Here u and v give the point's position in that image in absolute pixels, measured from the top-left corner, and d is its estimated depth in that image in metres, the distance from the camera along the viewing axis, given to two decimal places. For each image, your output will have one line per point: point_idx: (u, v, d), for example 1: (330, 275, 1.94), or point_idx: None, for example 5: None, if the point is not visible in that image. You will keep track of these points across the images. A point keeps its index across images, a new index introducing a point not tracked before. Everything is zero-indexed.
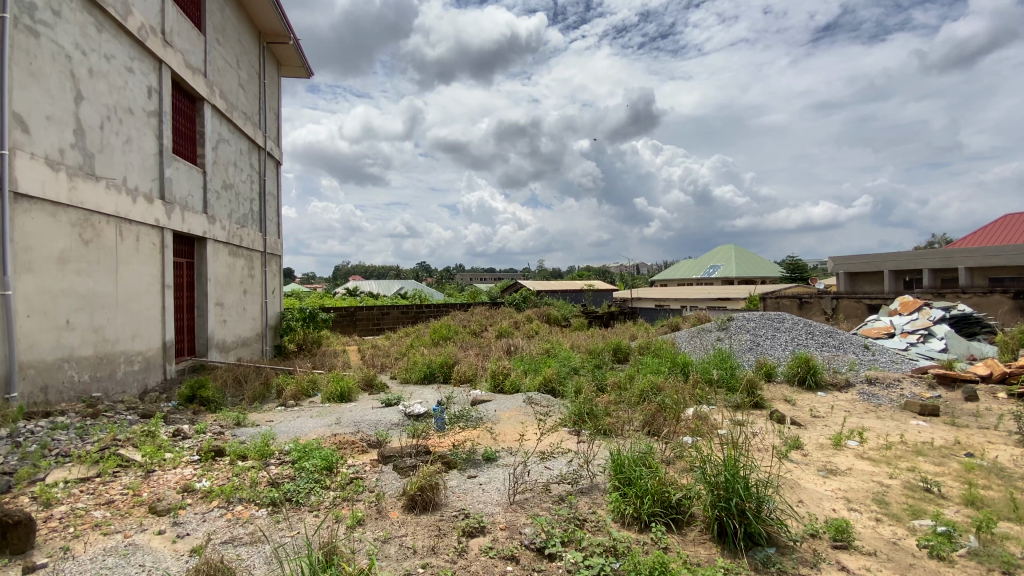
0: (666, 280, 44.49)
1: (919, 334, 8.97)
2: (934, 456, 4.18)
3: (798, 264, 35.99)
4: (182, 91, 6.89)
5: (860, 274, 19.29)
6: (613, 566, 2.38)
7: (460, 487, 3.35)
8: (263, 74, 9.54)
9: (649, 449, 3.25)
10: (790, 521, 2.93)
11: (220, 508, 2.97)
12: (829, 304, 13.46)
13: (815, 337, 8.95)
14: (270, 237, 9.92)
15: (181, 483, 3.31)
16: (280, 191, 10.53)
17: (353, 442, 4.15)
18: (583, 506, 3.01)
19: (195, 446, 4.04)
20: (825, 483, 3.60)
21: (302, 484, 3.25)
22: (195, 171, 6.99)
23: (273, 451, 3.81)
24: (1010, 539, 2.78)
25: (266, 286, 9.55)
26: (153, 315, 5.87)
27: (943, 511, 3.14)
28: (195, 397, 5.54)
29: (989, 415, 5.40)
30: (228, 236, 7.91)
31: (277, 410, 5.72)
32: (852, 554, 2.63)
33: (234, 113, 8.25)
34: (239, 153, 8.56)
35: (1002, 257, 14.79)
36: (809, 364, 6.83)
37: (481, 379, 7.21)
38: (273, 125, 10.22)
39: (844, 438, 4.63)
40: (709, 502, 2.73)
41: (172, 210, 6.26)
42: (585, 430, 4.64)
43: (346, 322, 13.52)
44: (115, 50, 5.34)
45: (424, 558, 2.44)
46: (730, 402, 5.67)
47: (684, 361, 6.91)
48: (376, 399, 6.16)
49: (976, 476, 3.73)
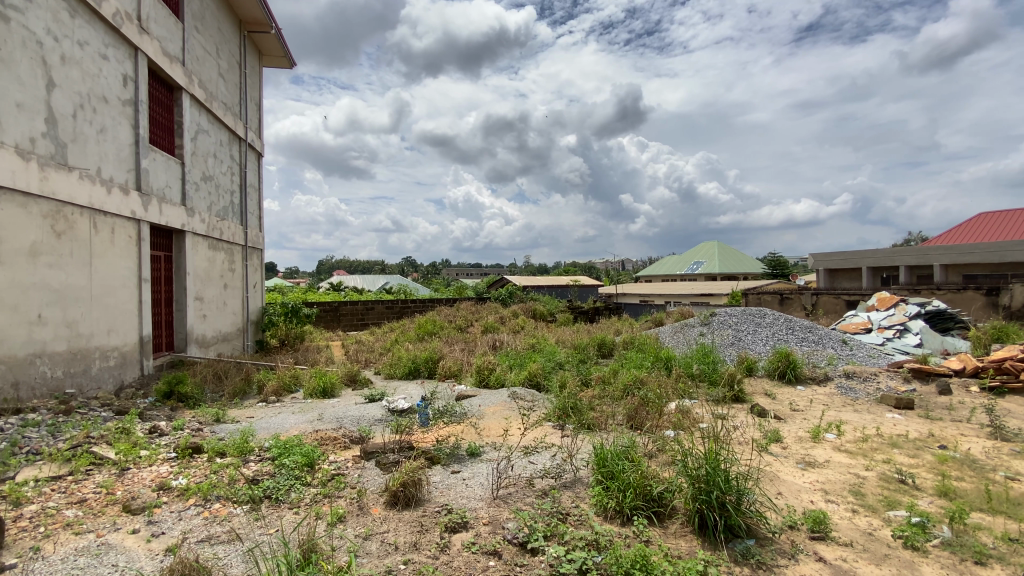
0: (650, 276, 44.78)
1: (896, 329, 9.18)
2: (909, 448, 4.29)
3: (780, 261, 36.55)
4: (158, 79, 6.70)
5: (839, 270, 19.62)
6: (595, 560, 2.38)
7: (443, 482, 3.33)
8: (244, 63, 9.33)
9: (630, 443, 3.27)
10: (769, 512, 2.98)
11: (197, 505, 2.92)
12: (808, 299, 13.66)
13: (795, 332, 9.10)
14: (251, 230, 9.72)
15: (156, 480, 3.24)
16: (261, 183, 10.34)
17: (336, 439, 4.09)
18: (566, 500, 3.02)
19: (172, 443, 3.96)
20: (804, 475, 3.67)
21: (282, 480, 3.20)
22: (173, 162, 6.81)
23: (252, 448, 3.75)
24: (982, 529, 2.86)
25: (247, 280, 9.37)
26: (130, 309, 5.72)
27: (917, 502, 3.22)
28: (173, 393, 5.42)
29: (962, 408, 5.55)
30: (208, 228, 7.74)
31: (257, 406, 5.63)
32: (829, 544, 2.69)
33: (214, 103, 8.06)
34: (219, 144, 8.36)
35: (977, 253, 15.24)
36: (789, 358, 6.94)
37: (466, 374, 7.19)
38: (254, 116, 10.01)
39: (823, 431, 4.71)
40: (690, 495, 2.75)
41: (149, 201, 6.09)
42: (569, 424, 4.66)
43: (330, 317, 13.35)
44: (90, 36, 5.17)
45: (406, 555, 2.42)
46: (712, 396, 5.75)
47: (667, 356, 6.98)
48: (359, 395, 6.10)
49: (949, 468, 3.84)
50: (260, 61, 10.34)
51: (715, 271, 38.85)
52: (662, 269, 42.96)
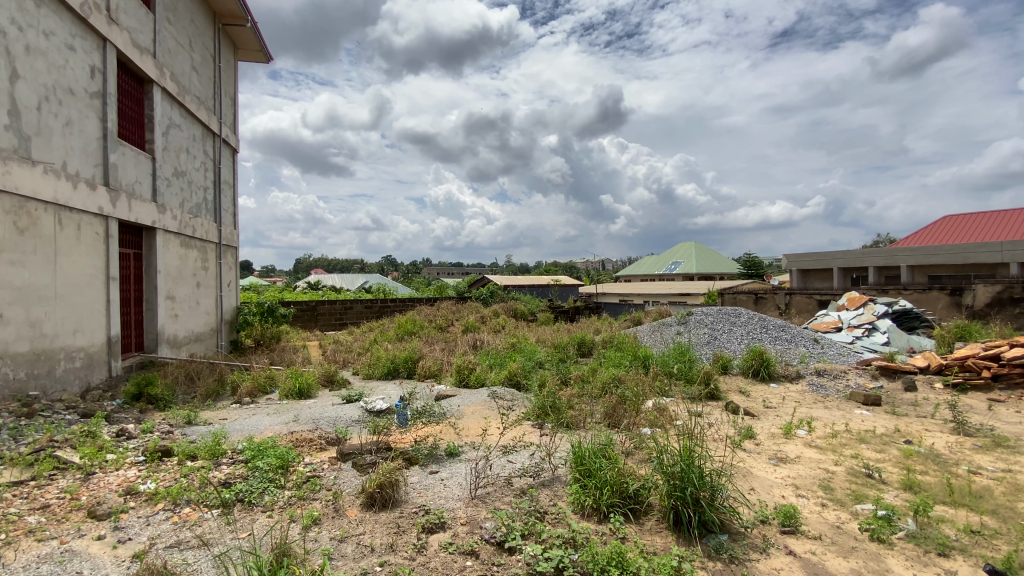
0: (630, 276, 45.26)
1: (864, 327, 9.48)
2: (876, 443, 4.44)
3: (755, 261, 37.38)
4: (128, 71, 6.49)
5: (811, 271, 20.09)
6: (571, 557, 2.39)
7: (421, 483, 3.31)
8: (219, 57, 9.10)
9: (608, 440, 3.30)
10: (742, 507, 3.04)
11: (166, 510, 2.84)
12: (782, 299, 13.99)
13: (769, 330, 9.31)
14: (226, 228, 9.50)
15: (124, 485, 3.14)
16: (236, 179, 10.11)
17: (311, 440, 4.02)
18: (544, 499, 3.04)
19: (141, 446, 3.84)
20: (775, 470, 3.75)
21: (256, 483, 3.14)
22: (143, 157, 6.61)
23: (225, 450, 3.67)
24: (945, 522, 2.97)
25: (221, 279, 9.15)
26: (98, 309, 5.54)
27: (883, 496, 3.33)
28: (142, 395, 5.27)
29: (926, 404, 5.76)
30: (180, 226, 7.54)
31: (232, 408, 5.51)
32: (799, 538, 2.76)
33: (187, 97, 7.85)
34: (192, 140, 8.14)
35: (942, 255, 15.82)
36: (763, 356, 7.10)
37: (445, 374, 7.16)
38: (228, 111, 9.78)
39: (794, 427, 4.83)
40: (665, 492, 2.79)
41: (118, 197, 5.90)
42: (548, 423, 4.68)
43: (307, 317, 13.13)
44: (56, 26, 4.99)
45: (382, 557, 2.40)
46: (687, 394, 5.84)
47: (645, 355, 7.07)
48: (337, 395, 6.04)
49: (914, 462, 3.98)
50: (234, 54, 10.12)
51: (693, 271, 39.43)
52: (642, 269, 43.45)
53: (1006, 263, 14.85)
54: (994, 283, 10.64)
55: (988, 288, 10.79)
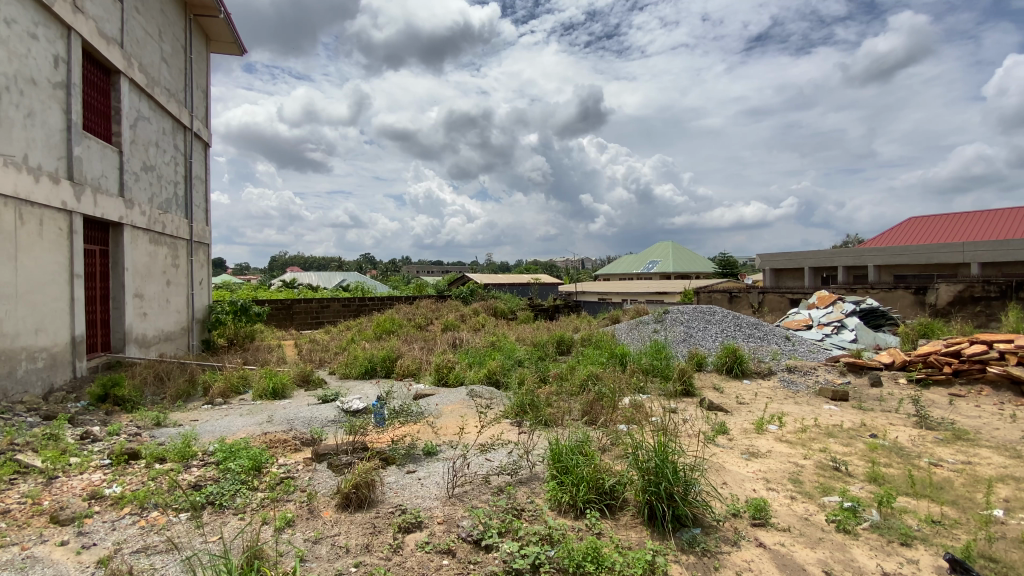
0: (609, 274, 45.68)
1: (834, 325, 9.76)
2: (843, 437, 4.59)
3: (731, 261, 38.22)
4: (94, 61, 6.26)
5: (783, 270, 20.62)
6: (547, 554, 2.42)
7: (398, 482, 3.29)
8: (190, 48, 8.84)
9: (584, 437, 3.33)
10: (714, 501, 3.11)
11: (132, 515, 2.76)
12: (756, 298, 14.32)
13: (743, 328, 9.51)
14: (197, 224, 9.24)
15: (88, 489, 3.04)
16: (208, 174, 9.83)
17: (285, 441, 3.96)
18: (521, 496, 3.05)
19: (106, 449, 3.72)
20: (747, 465, 3.85)
21: (227, 486, 3.07)
22: (110, 151, 6.38)
23: (195, 452, 3.58)
24: (907, 512, 3.09)
25: (192, 276, 8.89)
26: (61, 307, 5.33)
27: (850, 488, 3.45)
28: (108, 397, 5.10)
29: (891, 399, 5.98)
30: (149, 222, 7.31)
31: (203, 409, 5.37)
32: (768, 530, 2.83)
33: (156, 89, 7.61)
34: (162, 133, 7.89)
35: (907, 255, 16.41)
36: (736, 353, 7.26)
37: (424, 372, 7.13)
38: (200, 104, 9.52)
39: (766, 422, 4.96)
40: (640, 487, 2.84)
41: (83, 192, 5.69)
42: (526, 420, 4.71)
43: (282, 315, 12.90)
44: (18, 13, 4.78)
45: (357, 557, 2.38)
46: (663, 390, 5.95)
47: (622, 352, 7.16)
48: (313, 395, 5.95)
49: (878, 455, 4.13)
50: (207, 46, 9.85)
51: (671, 269, 40.01)
52: (621, 268, 43.92)
53: (967, 263, 15.49)
54: (956, 282, 11.07)
55: (950, 287, 11.22)
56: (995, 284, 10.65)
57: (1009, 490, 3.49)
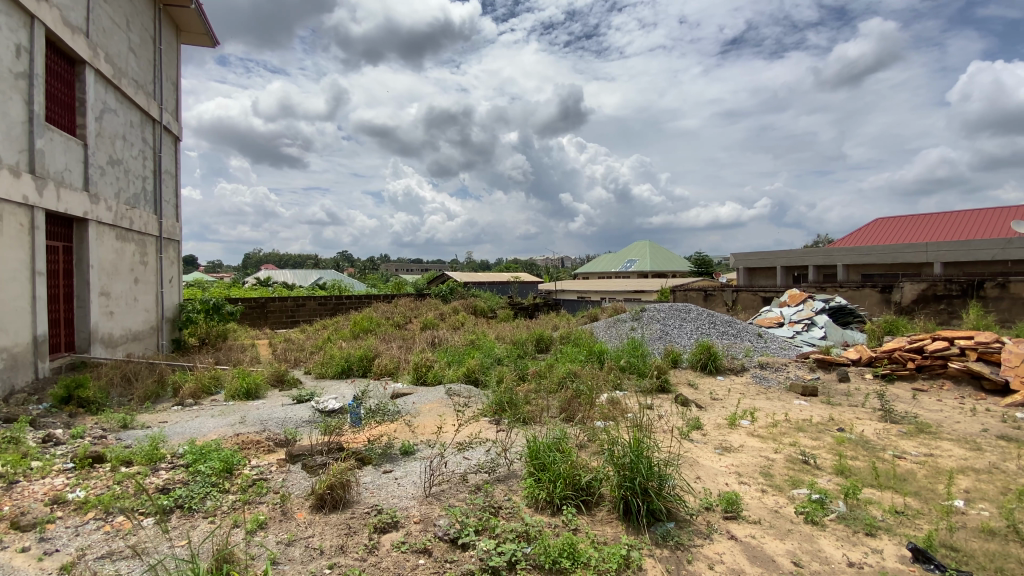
0: (588, 273, 46.00)
1: (804, 323, 10.03)
2: (812, 431, 4.73)
3: (706, 260, 39.00)
4: (57, 51, 6.01)
5: (756, 270, 21.10)
6: (524, 550, 2.44)
7: (374, 482, 3.26)
8: (159, 38, 8.56)
9: (562, 434, 3.36)
10: (687, 496, 3.17)
11: (97, 520, 2.67)
12: (730, 296, 14.64)
13: (717, 326, 9.70)
14: (167, 220, 8.96)
15: (49, 494, 2.92)
16: (178, 169, 9.55)
17: (258, 442, 3.88)
18: (498, 494, 3.06)
19: (70, 452, 3.59)
20: (721, 459, 3.93)
21: (197, 488, 3.00)
22: (74, 144, 6.14)
23: (163, 455, 3.48)
24: (872, 503, 3.21)
25: (161, 274, 8.63)
26: (22, 306, 5.12)
27: (818, 480, 3.56)
28: (72, 398, 4.92)
29: (858, 394, 6.19)
30: (115, 217, 7.06)
31: (172, 410, 5.22)
32: (740, 523, 2.90)
33: (123, 80, 7.35)
34: (129, 126, 7.63)
35: (874, 255, 16.99)
36: (710, 351, 7.41)
37: (402, 372, 7.06)
38: (170, 97, 9.24)
39: (738, 418, 5.07)
40: (616, 483, 2.88)
41: (45, 186, 5.47)
42: (504, 418, 4.72)
43: (256, 314, 12.70)
44: None
45: (332, 559, 2.36)
46: (640, 387, 6.04)
47: (600, 350, 7.24)
48: (287, 395, 5.86)
49: (845, 448, 4.27)
50: (177, 37, 9.56)
51: (648, 267, 40.56)
52: (600, 266, 44.29)
53: (929, 263, 16.09)
54: (920, 281, 11.50)
55: (914, 286, 11.66)
56: (957, 282, 11.13)
57: (968, 481, 3.66)
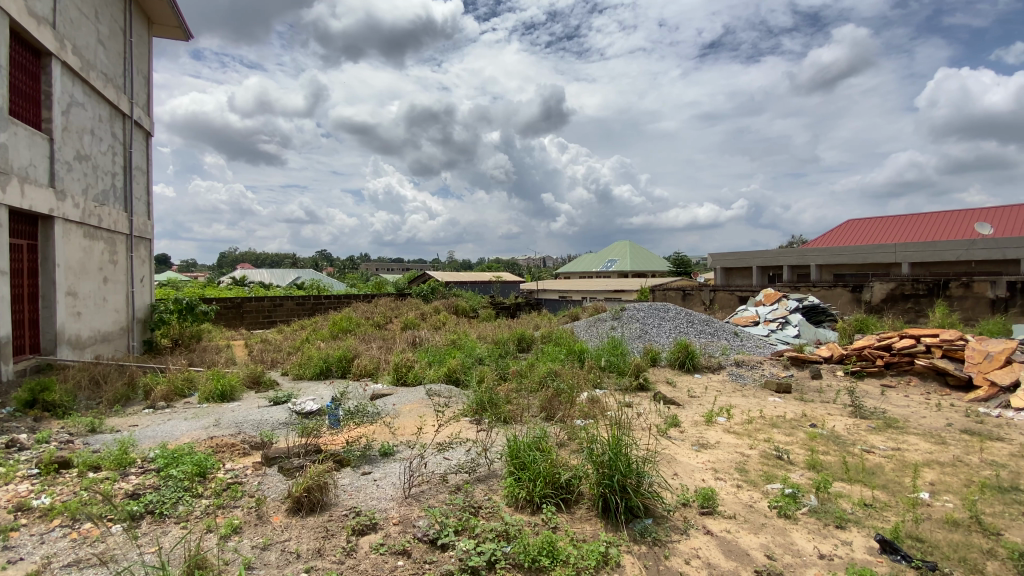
0: (569, 273, 46.22)
1: (778, 322, 10.27)
2: (785, 427, 4.85)
3: (685, 260, 39.59)
4: (22, 42, 5.80)
5: (733, 270, 21.50)
6: (503, 549, 2.44)
7: (353, 484, 3.23)
8: (129, 30, 8.29)
9: (542, 433, 3.37)
10: (665, 492, 3.21)
11: (63, 527, 2.58)
12: (707, 295, 14.90)
13: (695, 325, 9.86)
14: (138, 218, 8.70)
15: (13, 501, 2.82)
16: (150, 165, 9.28)
17: (233, 445, 3.81)
18: (478, 494, 3.06)
19: (35, 457, 3.46)
20: (697, 456, 4.00)
21: (168, 493, 2.92)
22: (39, 138, 5.92)
23: (133, 459, 3.38)
24: (842, 497, 3.30)
25: (131, 274, 8.38)
26: None
27: (791, 475, 3.65)
28: (37, 402, 4.75)
29: (829, 390, 6.36)
30: (84, 214, 6.84)
31: (144, 413, 5.08)
32: (715, 518, 2.96)
33: (92, 73, 7.11)
34: (98, 120, 7.38)
35: (845, 255, 17.48)
36: (688, 349, 7.54)
37: (382, 372, 7.01)
38: (141, 91, 8.97)
39: (715, 415, 5.17)
40: (595, 480, 2.91)
41: (9, 181, 5.26)
42: (485, 418, 4.73)
43: (232, 314, 12.43)
44: None
45: (309, 562, 2.33)
46: (619, 385, 6.11)
47: (580, 348, 7.29)
48: (264, 397, 5.76)
49: (817, 443, 4.39)
50: (148, 30, 9.29)
51: (628, 267, 40.96)
52: (581, 266, 44.53)
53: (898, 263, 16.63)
54: (889, 281, 11.87)
55: (883, 286, 12.03)
56: (923, 282, 11.53)
57: (933, 473, 3.80)
